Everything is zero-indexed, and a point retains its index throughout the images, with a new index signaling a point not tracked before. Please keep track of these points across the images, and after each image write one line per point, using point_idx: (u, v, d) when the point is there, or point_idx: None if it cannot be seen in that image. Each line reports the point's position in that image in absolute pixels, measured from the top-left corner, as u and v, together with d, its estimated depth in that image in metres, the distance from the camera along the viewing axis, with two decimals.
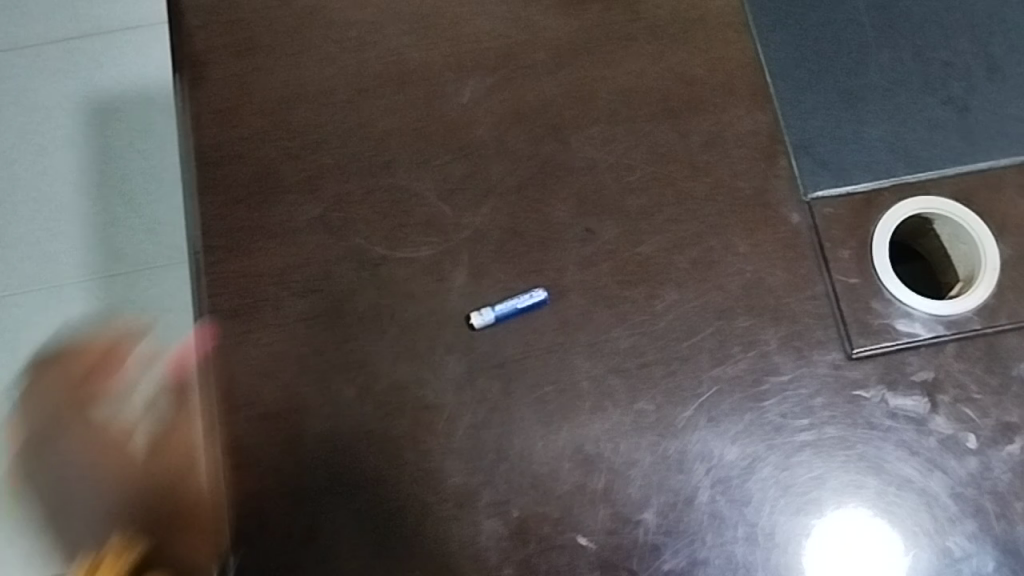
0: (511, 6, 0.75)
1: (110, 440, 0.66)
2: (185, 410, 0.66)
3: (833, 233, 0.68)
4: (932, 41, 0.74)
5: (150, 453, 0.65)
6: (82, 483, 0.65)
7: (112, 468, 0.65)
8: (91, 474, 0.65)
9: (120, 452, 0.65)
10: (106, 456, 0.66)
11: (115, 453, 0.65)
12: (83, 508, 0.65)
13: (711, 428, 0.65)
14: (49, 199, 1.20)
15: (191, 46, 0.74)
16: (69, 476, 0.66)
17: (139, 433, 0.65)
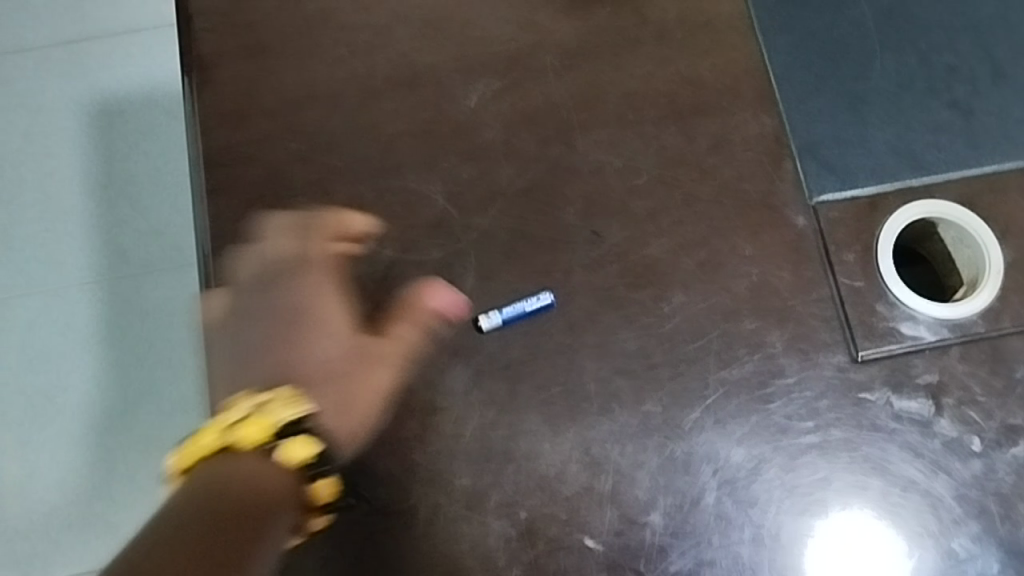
0: (518, 7, 0.75)
1: (286, 330, 0.63)
2: (328, 327, 0.64)
3: (838, 236, 0.69)
4: (937, 45, 0.74)
5: (288, 366, 0.62)
6: (224, 357, 0.64)
7: (266, 365, 0.63)
8: (240, 356, 0.63)
9: (313, 348, 0.63)
10: (275, 353, 0.63)
11: (274, 350, 0.63)
12: (236, 384, 0.63)
13: (718, 429, 0.65)
14: (55, 201, 1.20)
15: (200, 49, 0.74)
16: (224, 347, 0.64)
17: (313, 346, 0.63)
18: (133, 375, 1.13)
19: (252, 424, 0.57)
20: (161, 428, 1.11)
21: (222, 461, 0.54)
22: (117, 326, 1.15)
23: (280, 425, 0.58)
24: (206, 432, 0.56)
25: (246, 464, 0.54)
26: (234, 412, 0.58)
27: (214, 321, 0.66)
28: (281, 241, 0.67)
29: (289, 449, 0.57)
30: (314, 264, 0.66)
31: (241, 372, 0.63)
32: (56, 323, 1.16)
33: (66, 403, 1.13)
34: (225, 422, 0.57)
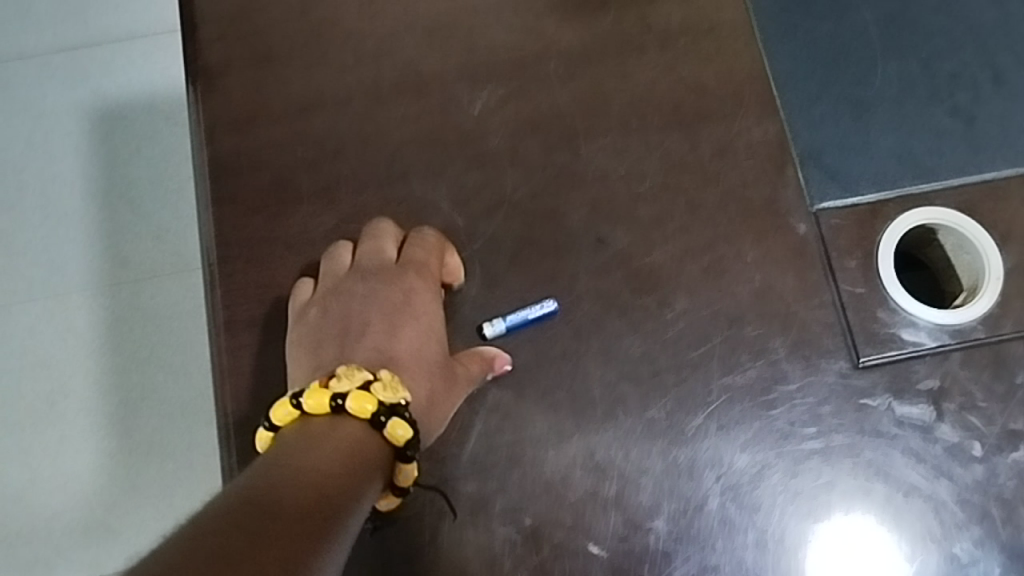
0: (523, 15, 0.75)
1: (383, 322, 0.64)
2: (425, 327, 0.65)
3: (840, 243, 0.69)
4: (939, 52, 0.75)
5: (384, 354, 0.62)
6: (304, 332, 0.65)
7: (360, 347, 0.62)
8: (332, 333, 0.64)
9: (409, 342, 0.63)
10: (372, 338, 0.63)
11: (372, 334, 0.63)
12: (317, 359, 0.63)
13: (722, 435, 0.66)
14: (56, 208, 1.20)
15: (206, 57, 0.75)
16: (307, 326, 0.65)
17: (405, 343, 0.63)
18: (135, 381, 1.13)
19: (359, 397, 0.55)
20: (164, 434, 1.12)
21: (328, 425, 0.55)
22: (119, 332, 1.15)
23: (381, 406, 0.55)
24: (313, 394, 0.55)
25: (339, 434, 0.54)
26: (348, 379, 0.56)
27: (298, 308, 0.67)
28: (388, 245, 0.68)
29: (388, 432, 0.55)
30: (416, 268, 0.66)
31: (333, 349, 0.62)
32: (58, 329, 1.16)
33: (68, 407, 1.13)
34: (334, 388, 0.56)
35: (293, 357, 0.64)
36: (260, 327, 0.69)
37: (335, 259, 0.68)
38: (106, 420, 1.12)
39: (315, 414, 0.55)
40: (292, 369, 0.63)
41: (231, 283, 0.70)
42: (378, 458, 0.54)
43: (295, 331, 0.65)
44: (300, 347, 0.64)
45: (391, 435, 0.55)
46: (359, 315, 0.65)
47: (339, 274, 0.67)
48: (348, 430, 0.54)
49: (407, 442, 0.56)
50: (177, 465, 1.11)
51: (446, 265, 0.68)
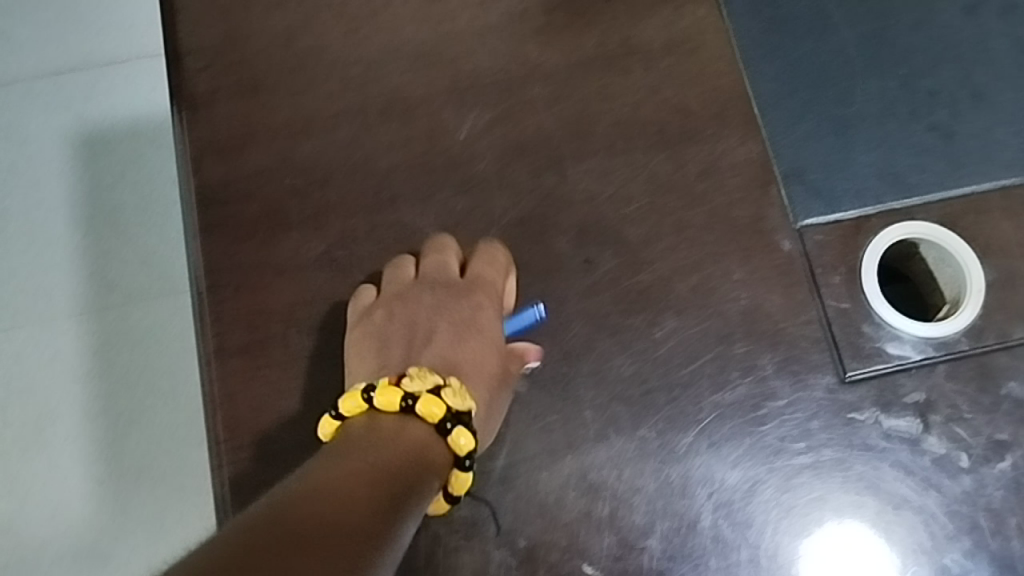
0: (508, 40, 0.76)
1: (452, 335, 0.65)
2: (490, 340, 0.65)
3: (825, 259, 0.70)
4: (917, 69, 0.76)
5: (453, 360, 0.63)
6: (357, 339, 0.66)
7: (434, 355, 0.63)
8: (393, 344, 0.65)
9: (472, 354, 0.64)
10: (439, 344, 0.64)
11: (438, 341, 0.64)
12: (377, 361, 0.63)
13: (713, 452, 0.66)
14: (42, 234, 1.20)
15: (193, 87, 0.75)
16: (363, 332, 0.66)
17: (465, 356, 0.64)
18: (123, 406, 1.13)
19: (428, 401, 0.57)
20: (153, 458, 1.11)
21: (397, 423, 0.56)
22: (107, 358, 1.15)
23: (449, 412, 0.57)
24: (384, 391, 0.57)
25: (407, 433, 0.55)
26: (419, 381, 0.58)
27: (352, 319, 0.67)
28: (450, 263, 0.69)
29: (451, 440, 0.57)
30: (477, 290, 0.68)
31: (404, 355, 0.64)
32: (44, 355, 1.16)
33: (56, 434, 1.13)
34: (405, 387, 0.57)
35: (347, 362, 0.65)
36: (252, 354, 0.69)
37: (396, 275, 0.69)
38: (95, 445, 1.12)
39: (385, 410, 0.57)
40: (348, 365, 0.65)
41: (221, 312, 0.70)
42: (441, 463, 0.56)
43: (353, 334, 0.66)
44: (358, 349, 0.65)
45: (454, 442, 0.57)
46: (427, 322, 0.66)
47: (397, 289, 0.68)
48: (415, 431, 0.56)
49: (468, 452, 0.57)
50: (167, 489, 1.10)
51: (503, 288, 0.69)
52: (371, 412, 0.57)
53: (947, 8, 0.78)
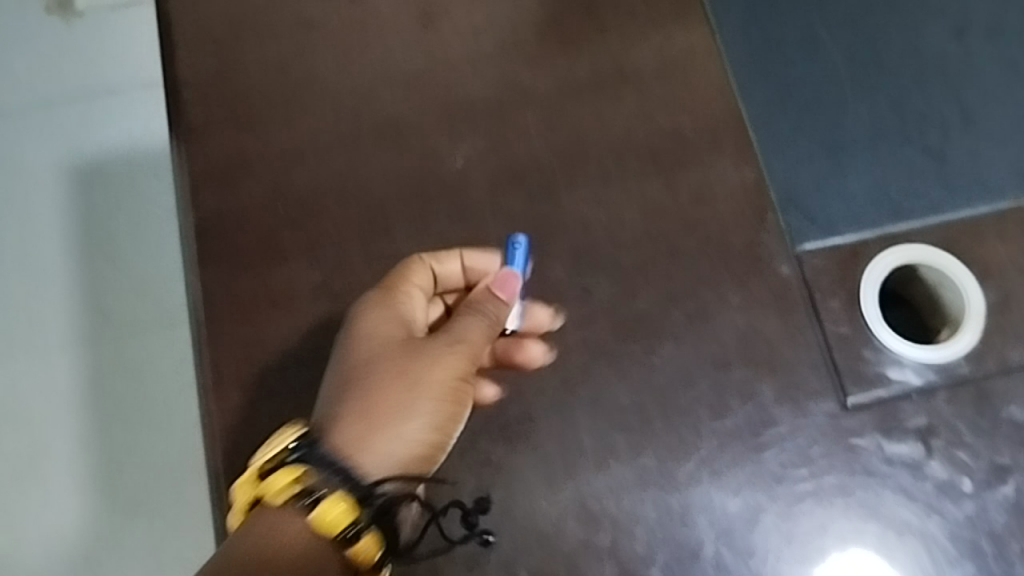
0: (503, 69, 0.76)
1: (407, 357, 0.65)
2: (428, 372, 0.64)
3: (822, 283, 0.70)
4: (909, 94, 0.76)
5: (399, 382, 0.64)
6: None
7: (377, 383, 0.63)
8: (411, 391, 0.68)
9: (400, 385, 0.64)
10: (372, 383, 0.63)
11: (374, 377, 0.64)
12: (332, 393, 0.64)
13: (714, 480, 0.66)
14: (35, 266, 1.20)
15: (189, 118, 0.75)
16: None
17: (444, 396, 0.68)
18: (119, 440, 1.12)
19: (274, 475, 0.59)
20: (150, 492, 1.11)
21: (275, 513, 0.59)
22: (103, 391, 1.14)
23: (304, 483, 0.59)
24: (241, 482, 0.60)
25: (274, 523, 0.59)
26: (263, 456, 0.60)
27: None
28: (422, 276, 0.68)
29: (315, 512, 0.58)
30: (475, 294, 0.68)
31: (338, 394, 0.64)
32: (39, 389, 1.15)
33: (48, 466, 1.12)
34: (254, 469, 0.60)
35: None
36: (248, 386, 0.68)
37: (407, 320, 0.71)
38: (90, 480, 1.11)
39: (255, 500, 0.60)
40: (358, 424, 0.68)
41: (217, 342, 0.69)
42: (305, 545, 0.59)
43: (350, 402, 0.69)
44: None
45: (325, 516, 0.58)
46: (370, 352, 0.64)
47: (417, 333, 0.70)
48: (284, 516, 0.59)
49: (343, 523, 0.59)
50: (166, 523, 1.10)
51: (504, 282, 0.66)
52: (251, 500, 0.60)
53: (938, 33, 0.78)
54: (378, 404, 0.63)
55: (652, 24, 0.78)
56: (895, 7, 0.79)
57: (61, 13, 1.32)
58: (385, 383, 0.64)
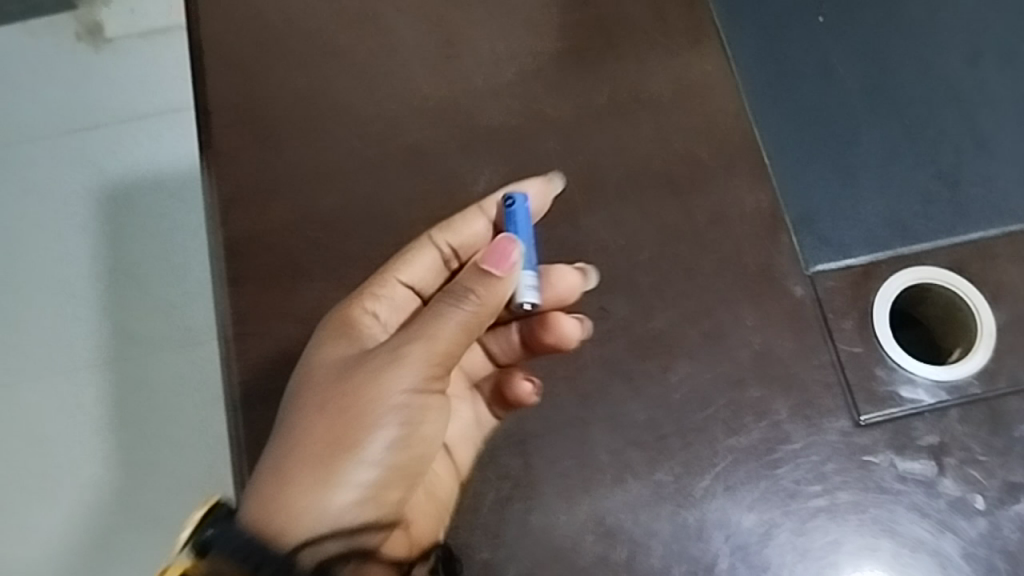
0: (522, 94, 0.78)
1: (349, 398, 0.65)
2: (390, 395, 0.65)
3: (835, 304, 0.71)
4: (921, 118, 0.78)
5: (341, 429, 0.65)
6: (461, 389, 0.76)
7: (313, 443, 0.64)
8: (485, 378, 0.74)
9: (360, 418, 0.65)
10: (333, 421, 0.65)
11: (332, 415, 0.65)
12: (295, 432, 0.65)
13: (729, 496, 0.67)
14: (65, 288, 1.24)
15: (219, 143, 0.78)
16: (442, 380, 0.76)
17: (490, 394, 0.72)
18: (141, 457, 1.16)
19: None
20: (171, 508, 1.14)
21: None
22: (126, 409, 1.18)
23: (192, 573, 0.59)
24: None
25: None
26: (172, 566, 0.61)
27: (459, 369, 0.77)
28: (419, 258, 0.70)
29: None
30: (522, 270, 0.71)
31: (277, 460, 0.64)
32: (65, 408, 1.19)
33: (73, 484, 1.16)
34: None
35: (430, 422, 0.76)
36: (274, 402, 0.70)
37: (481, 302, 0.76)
38: (115, 496, 1.15)
39: None
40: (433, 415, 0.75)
41: (245, 360, 0.71)
42: None
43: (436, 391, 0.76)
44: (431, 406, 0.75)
45: None
46: (325, 386, 0.65)
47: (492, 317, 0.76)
48: None
49: None
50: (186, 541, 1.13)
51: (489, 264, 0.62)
52: None
53: (948, 60, 0.80)
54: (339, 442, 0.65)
55: (669, 52, 0.80)
56: (908, 35, 0.81)
57: (91, 40, 1.35)
58: (345, 419, 0.65)
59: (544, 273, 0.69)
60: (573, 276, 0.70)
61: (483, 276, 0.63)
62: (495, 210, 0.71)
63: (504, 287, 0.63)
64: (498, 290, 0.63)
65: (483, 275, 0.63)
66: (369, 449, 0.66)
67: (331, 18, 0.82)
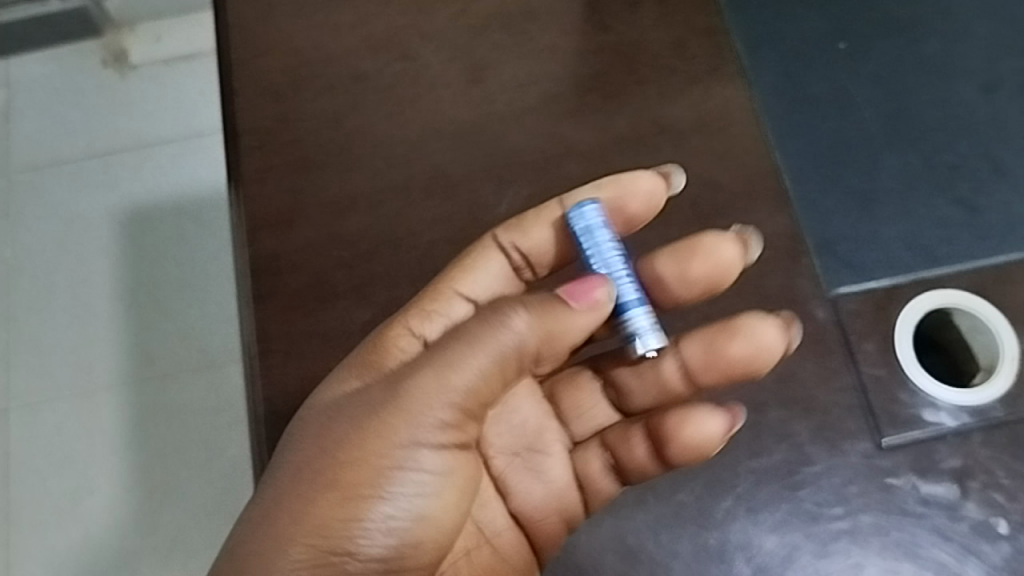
0: (545, 119, 0.79)
1: (368, 447, 0.59)
2: (411, 439, 0.59)
3: (856, 327, 0.72)
4: (941, 144, 0.78)
5: (352, 486, 0.58)
6: (543, 441, 0.72)
7: (322, 504, 0.58)
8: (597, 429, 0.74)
9: (375, 468, 0.59)
10: (343, 471, 0.58)
11: (344, 459, 0.59)
12: (309, 474, 0.59)
13: (750, 518, 0.67)
14: (85, 312, 1.25)
15: (247, 166, 0.79)
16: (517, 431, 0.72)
17: (626, 449, 0.70)
18: (159, 479, 1.17)
19: None
20: (187, 531, 1.15)
21: None
22: (144, 432, 1.19)
23: None
24: None
25: None
26: None
27: (540, 416, 0.73)
28: (486, 264, 0.68)
29: None
30: (680, 278, 0.67)
31: (280, 521, 0.58)
32: (84, 430, 1.20)
33: (92, 504, 1.16)
34: None
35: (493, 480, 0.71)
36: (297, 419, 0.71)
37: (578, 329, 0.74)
38: (132, 517, 1.15)
39: None
40: (508, 474, 0.71)
41: (269, 380, 0.72)
42: None
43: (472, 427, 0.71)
44: (514, 461, 0.71)
45: None
46: (348, 422, 0.59)
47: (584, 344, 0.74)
48: None
49: None
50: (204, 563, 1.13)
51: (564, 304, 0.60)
52: None
53: (968, 87, 0.81)
54: (349, 500, 0.58)
55: (690, 78, 0.80)
56: (926, 63, 0.82)
57: (116, 66, 1.37)
58: (356, 472, 0.59)
59: (702, 248, 0.66)
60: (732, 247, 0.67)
61: (558, 310, 0.59)
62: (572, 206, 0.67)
63: (571, 319, 0.60)
64: (560, 328, 0.59)
65: (548, 312, 0.59)
66: (389, 506, 0.59)
67: (358, 44, 0.83)
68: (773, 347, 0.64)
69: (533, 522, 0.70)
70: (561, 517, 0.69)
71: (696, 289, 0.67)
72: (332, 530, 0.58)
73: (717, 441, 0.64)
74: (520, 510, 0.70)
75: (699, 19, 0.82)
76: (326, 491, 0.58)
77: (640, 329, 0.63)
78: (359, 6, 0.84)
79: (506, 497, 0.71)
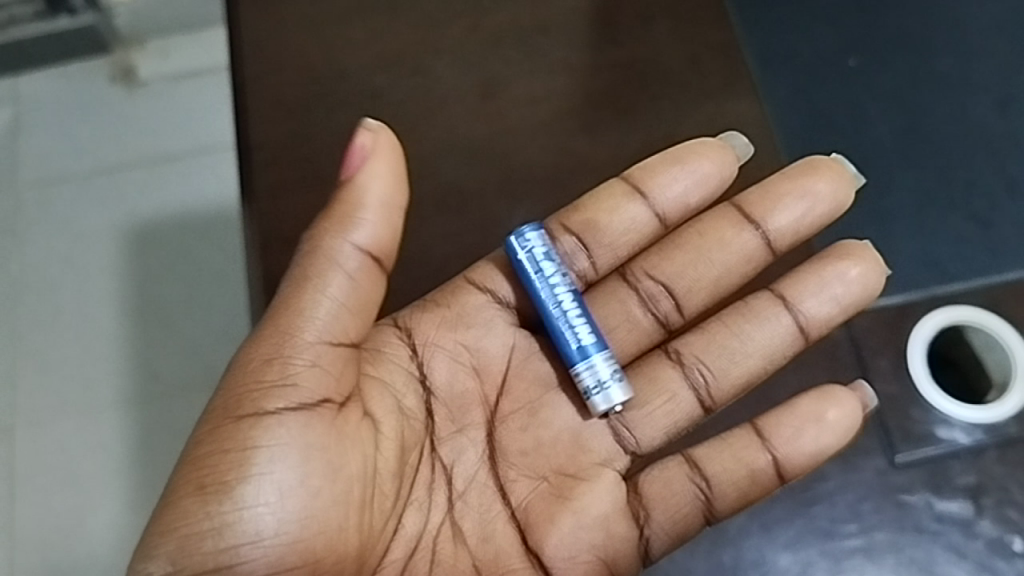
0: (559, 135, 0.80)
1: (210, 431, 0.58)
2: (258, 412, 0.58)
3: (872, 343, 0.72)
4: (953, 161, 0.79)
5: (202, 476, 0.57)
6: (578, 466, 0.67)
7: (176, 502, 0.57)
8: (664, 434, 0.69)
9: (224, 453, 0.57)
10: (195, 464, 0.57)
11: (197, 451, 0.58)
12: (172, 480, 0.58)
13: (764, 534, 0.67)
14: (91, 329, 1.25)
15: (260, 181, 0.79)
16: (545, 452, 0.67)
17: (728, 460, 0.65)
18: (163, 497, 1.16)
19: None
20: None
21: None
22: (149, 450, 1.19)
23: None
24: None
25: None
26: None
27: (575, 431, 0.68)
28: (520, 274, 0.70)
29: None
30: (798, 195, 0.70)
31: (146, 530, 0.57)
32: (88, 447, 1.19)
33: (95, 522, 1.16)
34: None
35: (511, 511, 0.66)
36: None
37: (655, 306, 0.71)
38: (136, 535, 1.15)
39: None
40: (532, 506, 0.66)
41: None
42: None
43: (490, 444, 0.67)
44: (551, 501, 0.66)
45: None
46: (201, 421, 0.59)
47: (662, 323, 0.71)
48: None
49: None
50: None
51: (355, 185, 0.60)
52: None
53: (981, 103, 0.81)
54: (202, 492, 0.56)
55: (702, 94, 0.80)
56: (939, 79, 0.82)
57: (124, 83, 1.37)
58: (201, 463, 0.57)
59: (806, 172, 0.70)
60: (827, 184, 0.70)
61: (350, 224, 0.60)
62: (660, 160, 0.71)
63: (367, 201, 0.60)
64: (361, 225, 0.60)
65: (346, 206, 0.60)
66: (244, 483, 0.56)
67: (372, 62, 0.83)
68: (880, 264, 0.68)
69: (560, 565, 0.64)
70: (596, 554, 0.64)
71: (818, 211, 0.70)
72: (190, 526, 0.56)
73: (853, 425, 0.64)
74: (542, 549, 0.64)
75: (711, 35, 0.83)
76: (183, 487, 0.57)
77: (603, 380, 0.65)
78: (375, 23, 0.85)
79: (525, 531, 0.65)
